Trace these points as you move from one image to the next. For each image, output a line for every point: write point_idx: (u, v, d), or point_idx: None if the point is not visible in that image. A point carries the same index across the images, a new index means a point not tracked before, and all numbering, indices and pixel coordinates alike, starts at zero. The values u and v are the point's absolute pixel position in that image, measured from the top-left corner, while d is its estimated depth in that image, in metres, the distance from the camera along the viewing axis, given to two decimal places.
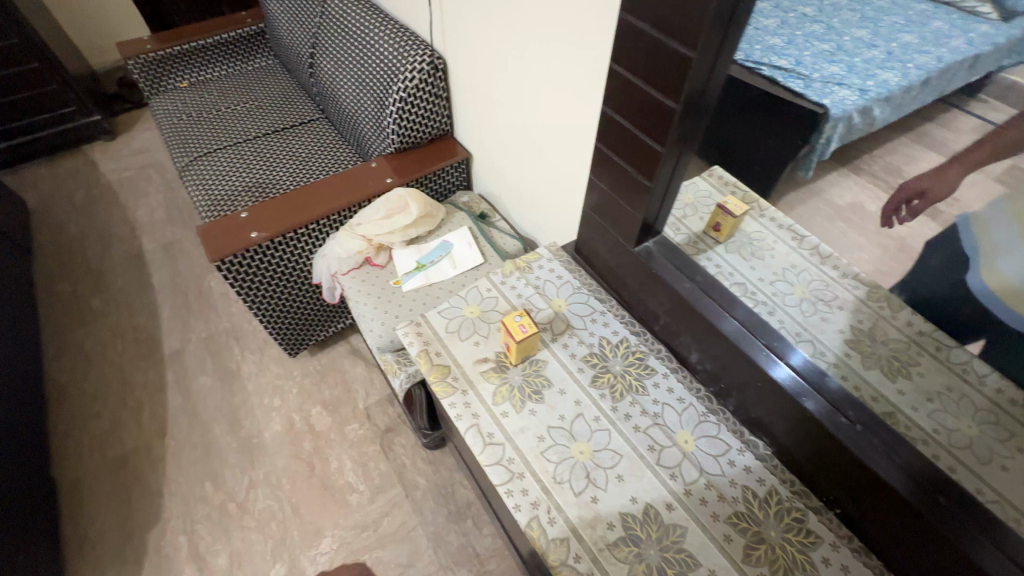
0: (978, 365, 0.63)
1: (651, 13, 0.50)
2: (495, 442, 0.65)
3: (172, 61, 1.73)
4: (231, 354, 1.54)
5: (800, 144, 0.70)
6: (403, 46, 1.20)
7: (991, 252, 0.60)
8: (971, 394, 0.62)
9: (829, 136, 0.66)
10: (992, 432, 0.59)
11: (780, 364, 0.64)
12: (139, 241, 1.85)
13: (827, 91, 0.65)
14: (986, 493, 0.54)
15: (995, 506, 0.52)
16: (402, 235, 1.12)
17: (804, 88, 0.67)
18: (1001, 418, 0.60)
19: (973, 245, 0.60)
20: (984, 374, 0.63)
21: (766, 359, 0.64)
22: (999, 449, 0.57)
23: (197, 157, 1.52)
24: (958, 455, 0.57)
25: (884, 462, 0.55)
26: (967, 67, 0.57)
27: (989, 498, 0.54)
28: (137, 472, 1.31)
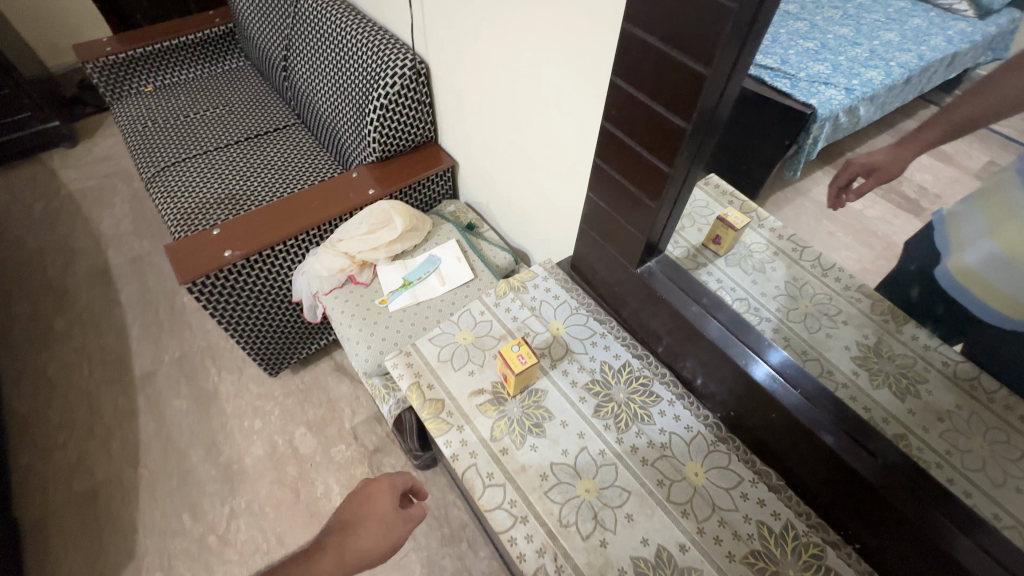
0: (987, 381, 0.63)
1: (659, 25, 0.46)
2: (496, 484, 0.61)
3: (134, 64, 1.63)
4: (207, 375, 1.47)
5: None
6: (382, 48, 1.13)
7: None
8: (981, 411, 0.61)
9: None
10: (1005, 451, 0.57)
11: (758, 362, 0.63)
12: (104, 255, 1.75)
13: (815, 92, 0.63)
14: (1003, 519, 0.51)
15: (1013, 533, 0.50)
16: (386, 250, 1.07)
17: (792, 86, 0.62)
18: (1011, 436, 0.59)
19: (947, 241, 0.66)
20: (993, 391, 0.62)
21: (746, 358, 0.63)
22: (1012, 469, 0.56)
23: (164, 168, 1.43)
24: (971, 478, 0.55)
25: (907, 496, 0.52)
26: (939, 71, 0.57)
27: (1006, 525, 0.51)
28: (108, 506, 1.24)
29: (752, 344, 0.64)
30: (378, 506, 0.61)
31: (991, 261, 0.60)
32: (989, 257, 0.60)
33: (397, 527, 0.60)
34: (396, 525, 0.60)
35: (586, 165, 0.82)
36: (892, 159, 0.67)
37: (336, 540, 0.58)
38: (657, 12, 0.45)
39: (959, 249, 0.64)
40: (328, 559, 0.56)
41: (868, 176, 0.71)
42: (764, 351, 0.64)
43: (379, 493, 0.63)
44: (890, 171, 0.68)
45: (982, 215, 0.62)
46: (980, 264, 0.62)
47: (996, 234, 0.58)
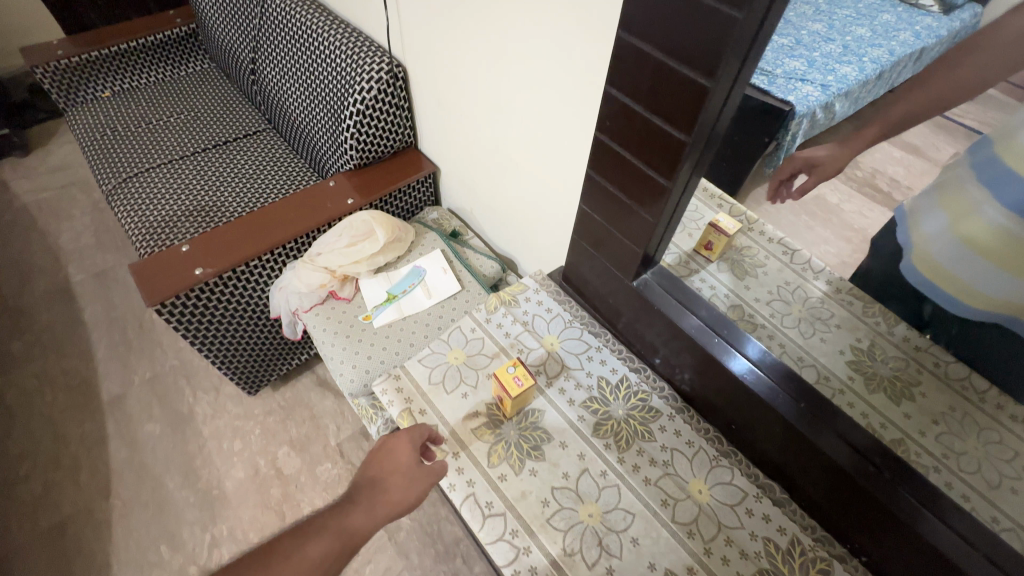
0: (977, 381, 0.60)
1: (658, 36, 0.44)
2: (495, 513, 0.59)
3: (89, 69, 1.53)
4: (181, 396, 1.40)
5: (765, 140, 0.57)
6: (356, 51, 1.08)
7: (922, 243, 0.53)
8: (974, 412, 0.59)
9: (795, 134, 0.54)
10: (997, 451, 0.55)
11: (737, 356, 0.63)
12: (64, 272, 1.65)
13: (791, 86, 0.52)
14: (1001, 521, 0.50)
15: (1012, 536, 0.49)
16: (368, 263, 1.02)
17: (768, 84, 0.51)
18: (1005, 436, 0.56)
19: (908, 237, 0.54)
20: (983, 391, 0.60)
21: (725, 352, 0.64)
22: (1006, 470, 0.53)
23: (126, 179, 1.34)
24: (969, 481, 0.54)
25: (909, 504, 0.52)
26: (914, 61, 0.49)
27: (1004, 527, 0.50)
28: (78, 541, 1.16)
29: (731, 336, 0.65)
30: (399, 460, 0.60)
31: (961, 258, 0.49)
32: (960, 256, 0.49)
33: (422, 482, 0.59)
34: (423, 480, 0.59)
35: (577, 173, 0.79)
36: (832, 155, 0.56)
37: (365, 494, 0.58)
38: (654, 22, 0.44)
39: (915, 238, 0.53)
40: (360, 512, 0.57)
41: (811, 172, 0.58)
42: (742, 345, 0.64)
43: (400, 447, 0.61)
44: (828, 167, 0.57)
45: (944, 205, 0.49)
46: (947, 258, 0.51)
47: (958, 230, 0.48)
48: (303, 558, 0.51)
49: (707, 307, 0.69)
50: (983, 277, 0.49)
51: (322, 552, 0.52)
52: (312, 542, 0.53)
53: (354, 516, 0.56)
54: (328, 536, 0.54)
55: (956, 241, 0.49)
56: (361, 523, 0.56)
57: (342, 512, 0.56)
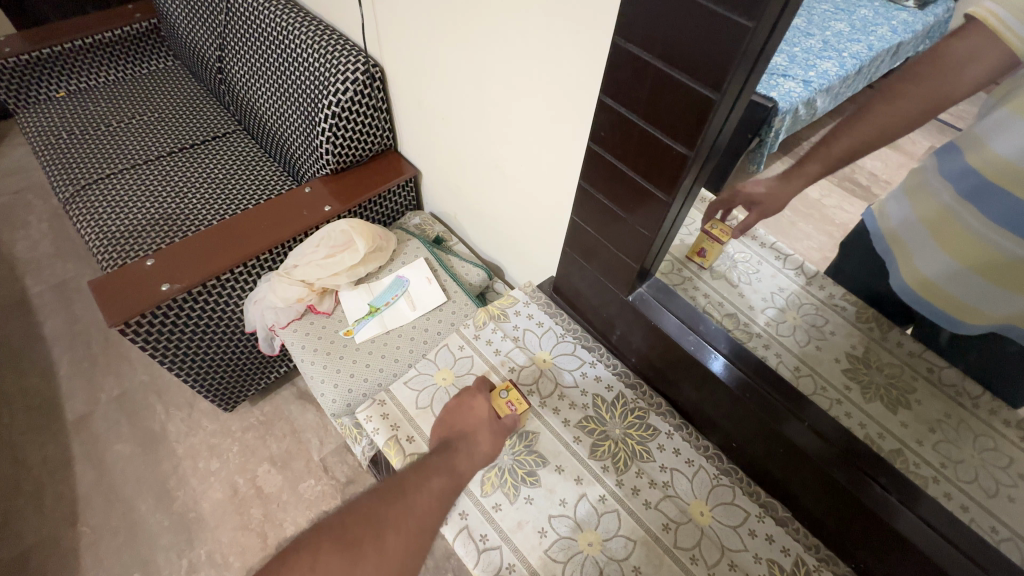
0: (970, 385, 0.58)
1: (661, 44, 0.42)
2: (491, 546, 0.57)
3: (41, 67, 1.43)
4: (152, 413, 1.33)
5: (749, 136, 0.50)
6: (330, 50, 1.02)
7: (904, 252, 0.56)
8: (969, 418, 0.57)
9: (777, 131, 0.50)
10: (994, 459, 0.54)
11: (716, 355, 0.62)
12: (20, 283, 1.55)
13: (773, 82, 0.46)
14: (1000, 531, 0.50)
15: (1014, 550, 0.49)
16: (348, 275, 0.98)
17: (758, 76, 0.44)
18: (1000, 443, 0.55)
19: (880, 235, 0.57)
20: (976, 395, 0.58)
21: (704, 353, 0.63)
22: (1003, 477, 0.52)
23: (85, 185, 1.26)
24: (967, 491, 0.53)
25: (908, 516, 0.51)
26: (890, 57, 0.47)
27: (1003, 538, 0.50)
28: (44, 572, 1.10)
29: (716, 340, 0.63)
30: (478, 413, 0.64)
31: (950, 272, 0.52)
32: (950, 274, 0.52)
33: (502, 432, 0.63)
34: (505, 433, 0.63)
35: (568, 180, 0.76)
36: (770, 190, 0.57)
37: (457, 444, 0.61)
38: (655, 29, 0.41)
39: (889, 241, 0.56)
40: (457, 461, 0.60)
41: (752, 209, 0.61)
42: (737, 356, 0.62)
43: (477, 403, 0.65)
44: (768, 207, 0.59)
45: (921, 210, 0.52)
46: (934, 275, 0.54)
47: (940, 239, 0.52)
48: (421, 493, 0.58)
49: (701, 317, 0.66)
50: (972, 290, 0.51)
51: (439, 488, 0.59)
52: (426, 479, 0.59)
53: (453, 461, 0.60)
54: (438, 476, 0.59)
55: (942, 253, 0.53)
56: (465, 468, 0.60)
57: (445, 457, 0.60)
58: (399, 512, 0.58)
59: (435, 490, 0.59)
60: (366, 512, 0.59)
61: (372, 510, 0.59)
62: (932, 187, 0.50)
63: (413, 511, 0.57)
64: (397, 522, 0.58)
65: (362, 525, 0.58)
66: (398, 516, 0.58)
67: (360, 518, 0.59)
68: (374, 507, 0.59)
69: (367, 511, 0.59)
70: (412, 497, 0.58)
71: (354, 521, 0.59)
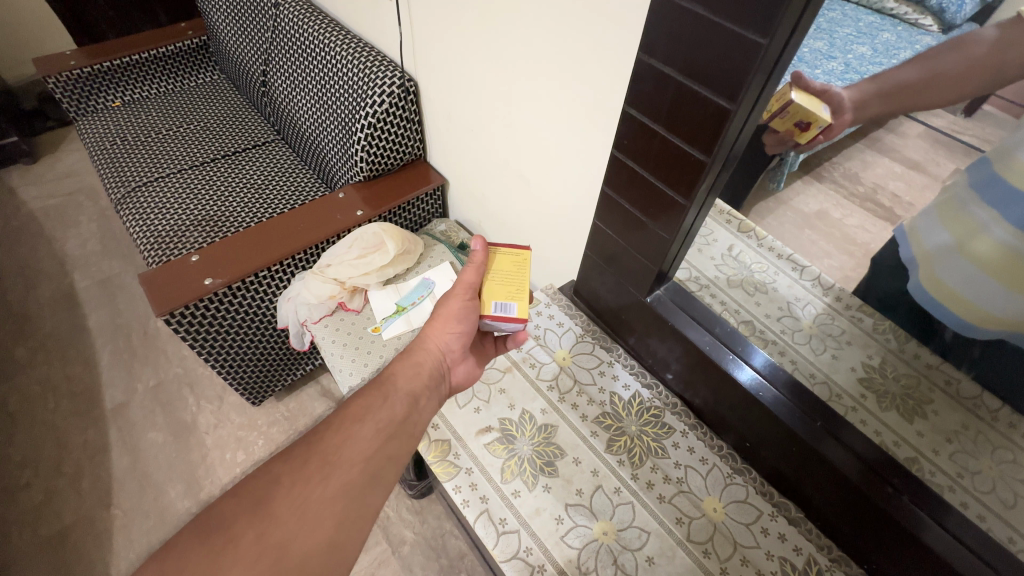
0: (989, 400, 0.59)
1: (681, 59, 0.46)
2: (509, 530, 0.60)
3: (101, 79, 1.54)
4: (185, 405, 1.39)
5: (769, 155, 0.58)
6: (368, 65, 1.09)
7: (928, 259, 0.56)
8: (987, 431, 0.57)
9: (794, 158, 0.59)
10: (1013, 471, 0.54)
11: (743, 366, 0.63)
12: (70, 279, 1.65)
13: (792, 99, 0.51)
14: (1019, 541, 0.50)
15: None
16: (377, 275, 1.03)
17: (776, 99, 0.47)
18: (1019, 456, 0.55)
19: (912, 254, 0.58)
20: (996, 409, 0.58)
21: (731, 362, 0.63)
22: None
23: (136, 187, 1.35)
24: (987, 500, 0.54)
25: (935, 528, 0.50)
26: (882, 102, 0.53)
27: None
28: (78, 550, 1.15)
29: (740, 350, 0.64)
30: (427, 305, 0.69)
31: (972, 280, 0.52)
32: (974, 281, 0.52)
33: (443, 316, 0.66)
34: (455, 308, 0.64)
35: (589, 189, 0.80)
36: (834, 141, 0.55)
37: (399, 357, 0.65)
38: (676, 45, 0.45)
39: (917, 252, 0.57)
40: (402, 371, 0.63)
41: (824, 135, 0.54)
42: (750, 356, 0.64)
43: None
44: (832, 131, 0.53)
45: (948, 224, 0.54)
46: (958, 284, 0.54)
47: (967, 249, 0.52)
48: (355, 419, 0.56)
49: (718, 320, 0.68)
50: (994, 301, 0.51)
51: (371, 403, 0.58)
52: (356, 403, 0.58)
53: (399, 370, 0.63)
54: (372, 397, 0.58)
55: (965, 261, 0.52)
56: (406, 382, 0.61)
57: (387, 379, 0.61)
58: (331, 450, 0.53)
59: (377, 408, 0.58)
60: (273, 468, 0.51)
61: (283, 465, 0.51)
62: (965, 205, 0.51)
63: (346, 441, 0.54)
64: (331, 462, 0.52)
65: (261, 487, 0.49)
66: (322, 455, 0.52)
67: (256, 480, 0.50)
68: (279, 463, 0.51)
69: (276, 469, 0.51)
70: (348, 427, 0.55)
71: (245, 487, 0.49)
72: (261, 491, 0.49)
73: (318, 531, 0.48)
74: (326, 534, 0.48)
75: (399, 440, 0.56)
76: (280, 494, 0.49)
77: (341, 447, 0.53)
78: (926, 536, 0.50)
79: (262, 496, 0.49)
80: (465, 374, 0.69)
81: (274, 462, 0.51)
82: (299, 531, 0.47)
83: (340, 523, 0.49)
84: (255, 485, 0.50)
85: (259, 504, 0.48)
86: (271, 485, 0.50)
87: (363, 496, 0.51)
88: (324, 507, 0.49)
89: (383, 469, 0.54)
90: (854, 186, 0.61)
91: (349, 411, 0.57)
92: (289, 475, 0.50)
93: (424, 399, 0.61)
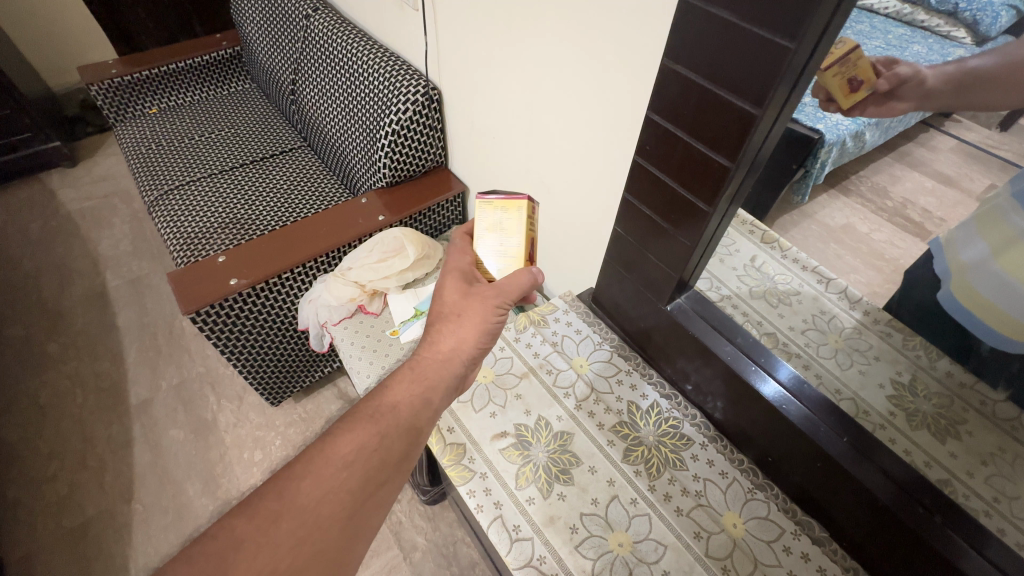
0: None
1: (706, 64, 0.46)
2: (523, 537, 0.59)
3: (139, 86, 1.61)
4: (206, 404, 1.42)
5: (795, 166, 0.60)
6: (393, 74, 1.11)
7: (961, 270, 0.55)
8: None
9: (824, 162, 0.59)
10: None
11: (768, 380, 0.61)
12: (101, 278, 1.71)
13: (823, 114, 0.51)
14: None
15: None
16: (397, 279, 1.05)
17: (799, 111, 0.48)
18: None
19: (947, 266, 0.57)
20: None
21: (754, 375, 0.62)
22: None
23: (168, 190, 1.40)
24: None
25: (972, 554, 0.48)
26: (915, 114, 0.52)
27: None
28: (98, 544, 1.18)
29: (764, 361, 0.63)
30: (445, 300, 0.66)
31: (1001, 286, 0.51)
32: (1003, 286, 0.51)
33: (474, 330, 0.64)
34: (488, 320, 0.64)
35: (610, 197, 0.80)
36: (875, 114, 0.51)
37: (407, 373, 0.60)
38: (701, 52, 0.45)
39: (954, 265, 0.56)
40: (412, 395, 0.58)
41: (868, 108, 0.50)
42: (774, 368, 0.62)
43: (445, 287, 0.67)
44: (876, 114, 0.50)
45: (983, 234, 0.52)
46: (989, 289, 0.53)
47: (1002, 257, 0.50)
48: (340, 462, 0.51)
49: (740, 329, 0.66)
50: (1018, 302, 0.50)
51: (359, 443, 0.53)
52: (344, 441, 0.53)
53: (403, 394, 0.58)
54: (365, 434, 0.53)
55: (1000, 269, 0.51)
56: (409, 413, 0.56)
57: (387, 408, 0.56)
58: (306, 505, 0.48)
59: (371, 450, 0.53)
60: (237, 527, 0.46)
61: (249, 524, 0.47)
62: (1006, 214, 0.50)
63: (329, 492, 0.50)
64: (306, 521, 0.48)
65: (222, 551, 0.45)
66: (296, 512, 0.48)
67: (218, 542, 0.46)
68: (242, 521, 0.47)
69: (242, 529, 0.46)
70: (330, 475, 0.50)
71: (201, 551, 0.45)
72: (220, 562, 0.44)
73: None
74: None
75: (389, 486, 0.53)
76: (242, 562, 0.45)
77: (321, 502, 0.49)
78: (964, 563, 0.47)
79: (216, 561, 0.44)
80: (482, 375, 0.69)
81: (236, 519, 0.47)
82: None
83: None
84: (212, 552, 0.45)
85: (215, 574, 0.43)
86: (231, 552, 0.45)
87: (341, 559, 0.48)
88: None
89: (366, 521, 0.51)
90: (883, 200, 0.70)
91: (334, 453, 0.52)
92: (253, 538, 0.46)
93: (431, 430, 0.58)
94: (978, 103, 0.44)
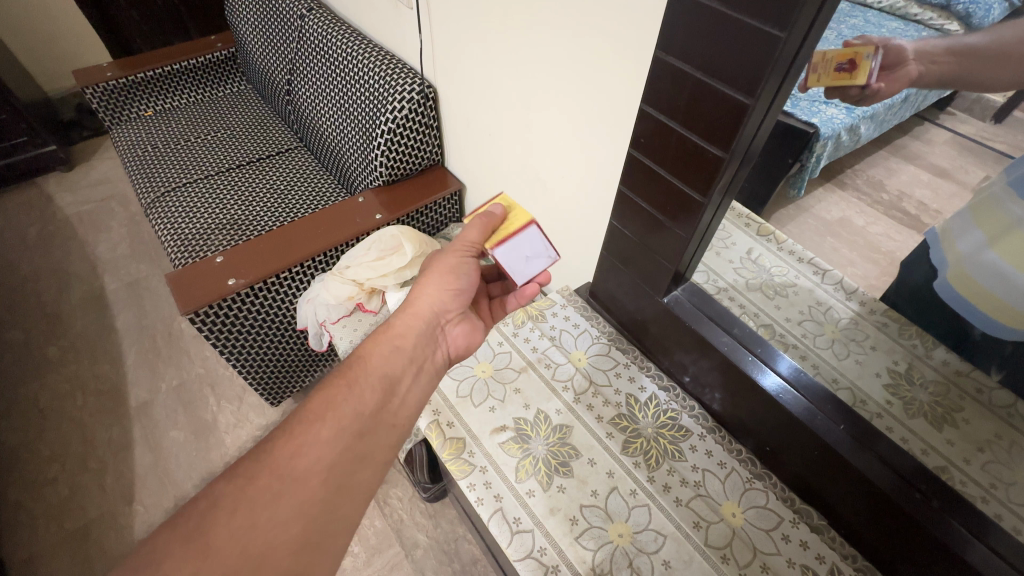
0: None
1: (699, 55, 0.46)
2: (523, 529, 0.59)
3: (133, 89, 1.60)
4: (206, 405, 1.42)
5: (790, 162, 0.60)
6: (389, 72, 1.12)
7: (958, 261, 0.55)
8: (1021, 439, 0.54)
9: (820, 155, 0.59)
10: None
11: (768, 372, 0.61)
12: (99, 281, 1.71)
13: (817, 110, 0.52)
14: None
15: None
16: (395, 276, 1.03)
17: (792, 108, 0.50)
18: None
19: (943, 256, 0.57)
20: None
21: (753, 367, 0.62)
22: None
23: (165, 192, 1.40)
24: None
25: (970, 541, 0.48)
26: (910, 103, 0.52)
27: None
28: (100, 545, 1.18)
29: (761, 352, 0.63)
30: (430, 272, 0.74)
31: (997, 276, 0.52)
32: (997, 274, 0.52)
33: (438, 275, 0.69)
34: (455, 266, 0.69)
35: (606, 193, 0.80)
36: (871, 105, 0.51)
37: (380, 332, 0.65)
38: (693, 43, 0.46)
39: (951, 256, 0.56)
40: (380, 349, 0.63)
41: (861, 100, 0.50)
42: (772, 359, 0.62)
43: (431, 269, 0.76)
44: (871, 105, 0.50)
45: (980, 223, 0.53)
46: (985, 279, 0.53)
47: (999, 246, 0.51)
48: (308, 415, 0.53)
49: (736, 321, 0.67)
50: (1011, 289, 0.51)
51: (335, 396, 0.55)
52: (315, 399, 0.55)
53: (376, 349, 0.62)
54: (337, 386, 0.57)
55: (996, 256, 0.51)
56: (380, 363, 0.61)
57: (361, 362, 0.60)
58: (284, 461, 0.49)
59: (344, 401, 0.55)
60: (214, 490, 0.47)
61: (227, 487, 0.47)
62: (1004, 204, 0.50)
63: (304, 446, 0.51)
64: (284, 475, 0.49)
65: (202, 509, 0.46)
66: (274, 469, 0.49)
67: (198, 504, 0.46)
68: (220, 484, 0.47)
69: (222, 488, 0.47)
70: (308, 432, 0.52)
71: (183, 516, 0.45)
72: (201, 522, 0.45)
73: (271, 561, 0.45)
74: (281, 562, 0.45)
75: (369, 437, 0.55)
76: (219, 521, 0.45)
77: (299, 457, 0.50)
78: (963, 549, 0.47)
79: (194, 526, 0.45)
80: (464, 342, 0.70)
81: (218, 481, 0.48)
82: (246, 565, 0.44)
83: (298, 549, 0.46)
84: (194, 513, 0.45)
85: (193, 537, 0.44)
86: (209, 509, 0.45)
87: (324, 515, 0.49)
88: (278, 529, 0.46)
89: (352, 475, 0.52)
90: (878, 193, 0.67)
91: (306, 409, 0.54)
92: (232, 496, 0.47)
93: (408, 378, 0.62)
94: (979, 80, 0.46)
